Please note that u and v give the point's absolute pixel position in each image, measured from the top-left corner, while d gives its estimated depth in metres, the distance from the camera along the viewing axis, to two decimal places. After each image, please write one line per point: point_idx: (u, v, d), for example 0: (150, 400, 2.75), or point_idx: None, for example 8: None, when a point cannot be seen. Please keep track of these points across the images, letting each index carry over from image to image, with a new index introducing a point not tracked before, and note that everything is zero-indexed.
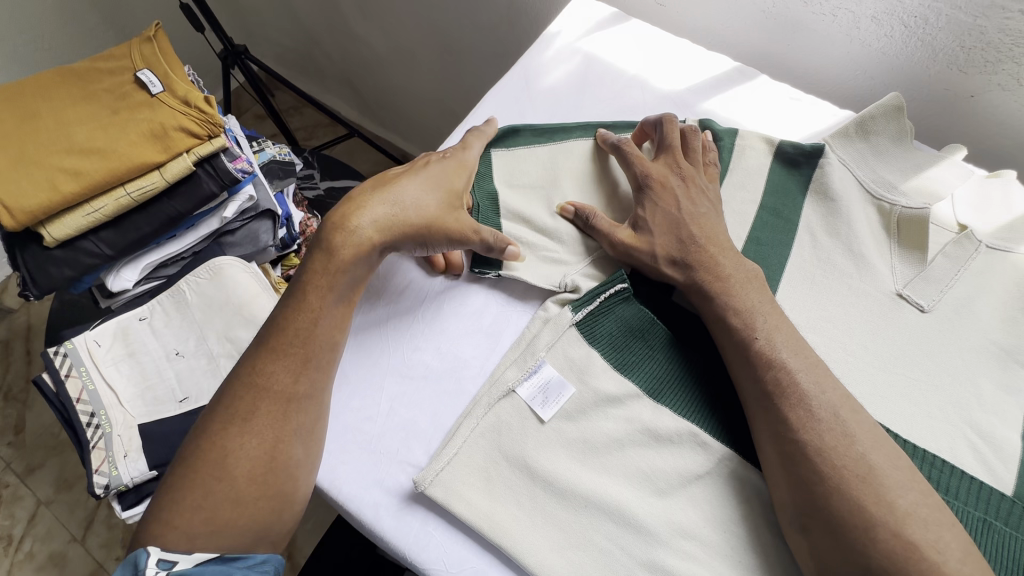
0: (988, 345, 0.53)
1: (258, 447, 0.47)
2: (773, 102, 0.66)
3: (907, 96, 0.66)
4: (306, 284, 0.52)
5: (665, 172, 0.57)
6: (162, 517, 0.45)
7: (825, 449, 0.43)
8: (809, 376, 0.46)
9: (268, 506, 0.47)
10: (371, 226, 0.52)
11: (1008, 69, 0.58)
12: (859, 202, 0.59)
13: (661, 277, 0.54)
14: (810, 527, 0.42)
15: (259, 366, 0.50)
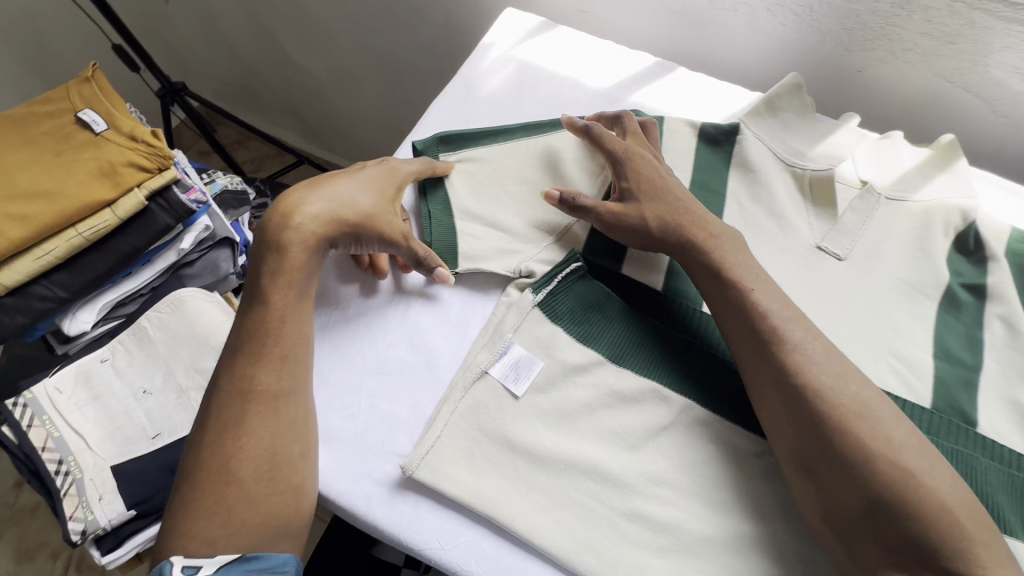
0: (896, 282, 0.60)
1: (254, 444, 0.48)
2: (693, 90, 0.73)
3: (807, 76, 0.75)
4: (265, 287, 0.53)
5: (638, 153, 0.61)
6: (180, 530, 0.46)
7: (822, 392, 0.46)
8: (794, 324, 0.50)
9: (280, 503, 0.48)
10: (315, 223, 0.54)
11: (884, 45, 0.67)
12: (775, 171, 0.66)
13: (652, 239, 0.57)
14: (816, 469, 0.45)
15: (240, 369, 0.51)
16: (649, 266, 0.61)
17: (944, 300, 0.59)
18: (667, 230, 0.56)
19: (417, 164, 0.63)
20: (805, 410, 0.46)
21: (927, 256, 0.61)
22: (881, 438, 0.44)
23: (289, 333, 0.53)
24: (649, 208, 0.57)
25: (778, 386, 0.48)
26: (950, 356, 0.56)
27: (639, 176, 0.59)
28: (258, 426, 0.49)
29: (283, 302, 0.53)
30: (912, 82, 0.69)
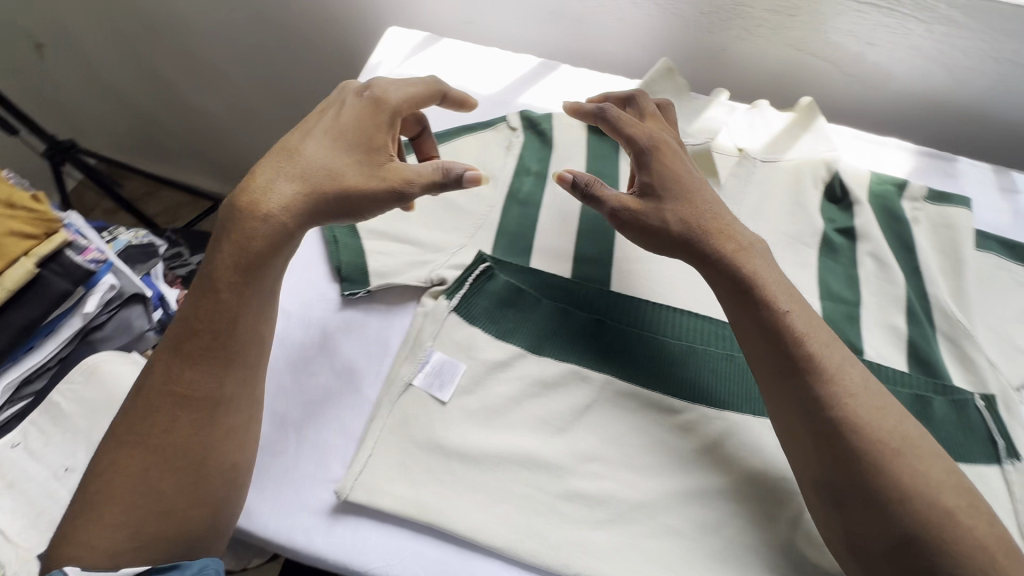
0: (779, 236, 0.65)
1: (176, 456, 0.47)
2: (577, 84, 0.77)
3: (679, 59, 0.80)
4: (215, 282, 0.49)
5: (665, 143, 0.57)
6: (83, 540, 0.45)
7: (861, 426, 0.46)
8: (833, 352, 0.50)
9: (190, 521, 0.47)
10: (278, 197, 0.49)
11: (738, 24, 0.73)
12: None
13: (673, 238, 0.53)
14: (847, 502, 0.45)
15: (167, 372, 0.49)
16: (557, 256, 0.63)
17: (822, 246, 0.65)
18: (693, 235, 0.53)
19: (392, 91, 0.56)
20: (841, 443, 0.46)
21: (802, 208, 0.67)
22: (921, 472, 0.45)
23: (232, 343, 0.50)
24: (674, 206, 0.54)
25: (810, 417, 0.48)
26: (833, 295, 0.62)
27: (663, 168, 0.55)
28: (182, 437, 0.48)
29: (228, 301, 0.49)
30: (768, 54, 0.76)
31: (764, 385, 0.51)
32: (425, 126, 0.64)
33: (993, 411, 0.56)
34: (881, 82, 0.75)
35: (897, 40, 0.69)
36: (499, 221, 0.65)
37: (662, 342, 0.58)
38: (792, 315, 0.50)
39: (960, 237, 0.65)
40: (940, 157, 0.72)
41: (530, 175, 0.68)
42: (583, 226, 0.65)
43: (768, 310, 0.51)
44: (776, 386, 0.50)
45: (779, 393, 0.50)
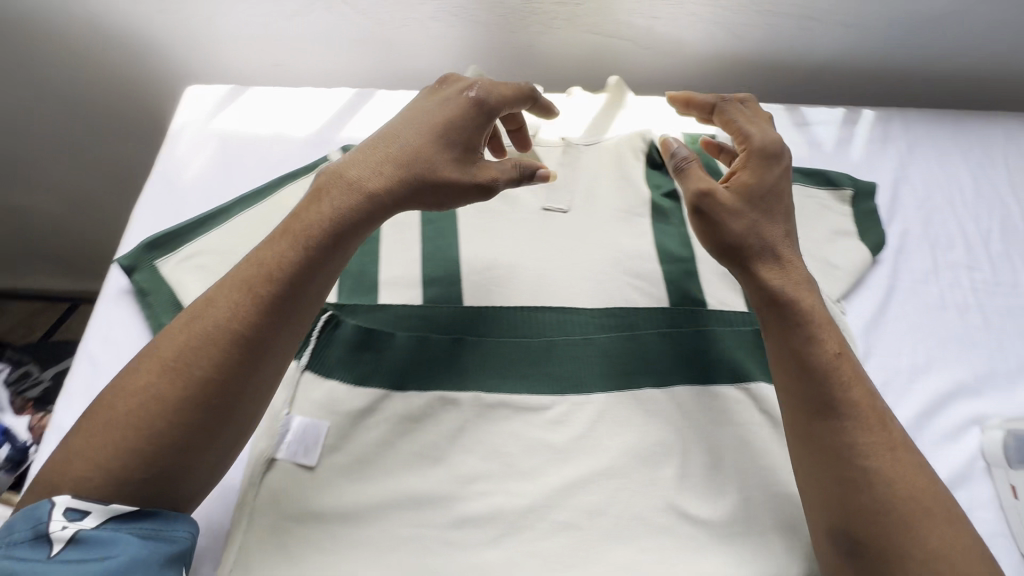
0: (614, 212, 0.68)
1: (214, 395, 0.44)
2: (396, 107, 0.76)
3: (493, 62, 0.82)
4: (296, 237, 0.49)
5: (758, 160, 0.56)
6: (86, 461, 0.42)
7: (892, 478, 0.45)
8: (876, 408, 0.48)
9: (193, 464, 0.44)
10: (376, 174, 0.51)
11: (535, 20, 0.76)
12: (486, 156, 0.71)
13: (746, 245, 0.53)
14: (862, 550, 0.44)
15: (228, 303, 0.47)
16: (405, 285, 0.63)
17: (653, 213, 0.68)
18: (751, 252, 0.52)
19: (515, 89, 0.57)
20: (866, 490, 0.45)
21: (629, 181, 0.70)
22: (946, 525, 0.43)
23: (301, 302, 0.48)
24: (743, 221, 0.53)
25: (841, 466, 0.46)
26: (671, 257, 0.66)
27: (742, 182, 0.55)
28: (224, 373, 0.45)
29: (310, 261, 0.48)
30: (571, 42, 0.79)
31: (794, 431, 0.49)
32: (523, 123, 0.64)
33: None
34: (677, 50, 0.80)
35: (675, 10, 0.74)
36: None
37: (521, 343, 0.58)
38: (840, 362, 0.49)
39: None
40: None
41: None
42: (425, 248, 0.65)
43: (820, 349, 0.49)
44: (810, 435, 0.48)
45: (812, 440, 0.48)
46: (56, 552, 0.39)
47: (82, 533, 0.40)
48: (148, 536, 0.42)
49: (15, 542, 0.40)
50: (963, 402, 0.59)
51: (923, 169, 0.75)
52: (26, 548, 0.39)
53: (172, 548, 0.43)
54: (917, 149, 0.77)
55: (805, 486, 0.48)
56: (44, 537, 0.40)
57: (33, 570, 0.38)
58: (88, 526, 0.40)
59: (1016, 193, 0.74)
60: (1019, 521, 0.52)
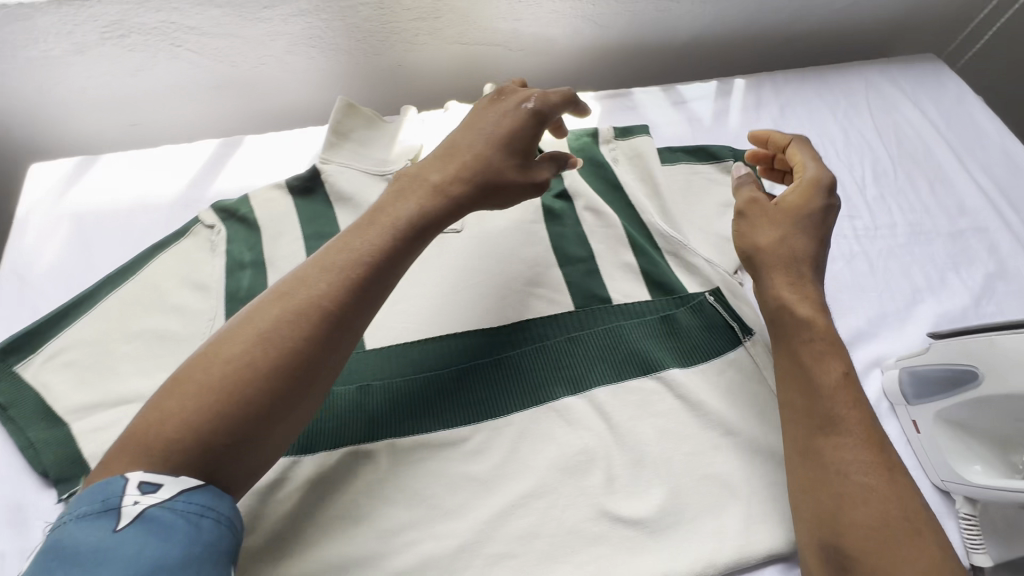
0: (508, 223, 0.67)
1: (305, 371, 0.45)
2: (266, 151, 0.72)
3: (366, 87, 0.79)
4: (382, 220, 0.52)
5: (809, 191, 0.57)
6: (175, 423, 0.41)
7: (886, 498, 0.44)
8: (875, 431, 0.47)
9: (266, 441, 0.43)
10: (458, 179, 0.55)
11: (398, 39, 0.74)
12: (368, 187, 0.68)
13: (775, 258, 0.55)
14: (849, 565, 0.43)
15: (323, 277, 0.48)
16: None
17: (547, 217, 0.68)
18: (778, 260, 0.55)
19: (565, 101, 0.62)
20: (860, 508, 0.44)
21: None
22: (935, 548, 0.42)
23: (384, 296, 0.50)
24: (775, 237, 0.56)
25: (837, 480, 0.45)
26: (570, 259, 0.66)
27: (784, 209, 0.57)
28: (316, 350, 0.45)
29: (392, 251, 0.50)
30: (441, 55, 0.77)
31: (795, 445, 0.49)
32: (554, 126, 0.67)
33: (722, 300, 0.62)
34: (548, 47, 0.79)
35: (535, 9, 0.73)
36: None
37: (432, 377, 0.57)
38: (846, 383, 0.49)
39: (650, 160, 0.72)
40: (618, 96, 0.80)
41: (245, 268, 0.63)
42: None
43: (825, 368, 0.49)
44: (810, 450, 0.47)
45: (813, 456, 0.47)
46: (122, 526, 0.37)
47: (151, 509, 0.38)
48: (206, 525, 0.39)
49: (83, 516, 0.37)
50: (860, 348, 0.62)
51: (797, 128, 0.78)
52: (96, 519, 0.37)
53: (220, 547, 0.39)
54: (789, 110, 0.80)
55: (801, 500, 0.47)
56: (114, 510, 0.37)
57: (99, 543, 0.36)
58: (160, 499, 0.38)
59: (882, 137, 0.78)
60: (922, 452, 0.55)
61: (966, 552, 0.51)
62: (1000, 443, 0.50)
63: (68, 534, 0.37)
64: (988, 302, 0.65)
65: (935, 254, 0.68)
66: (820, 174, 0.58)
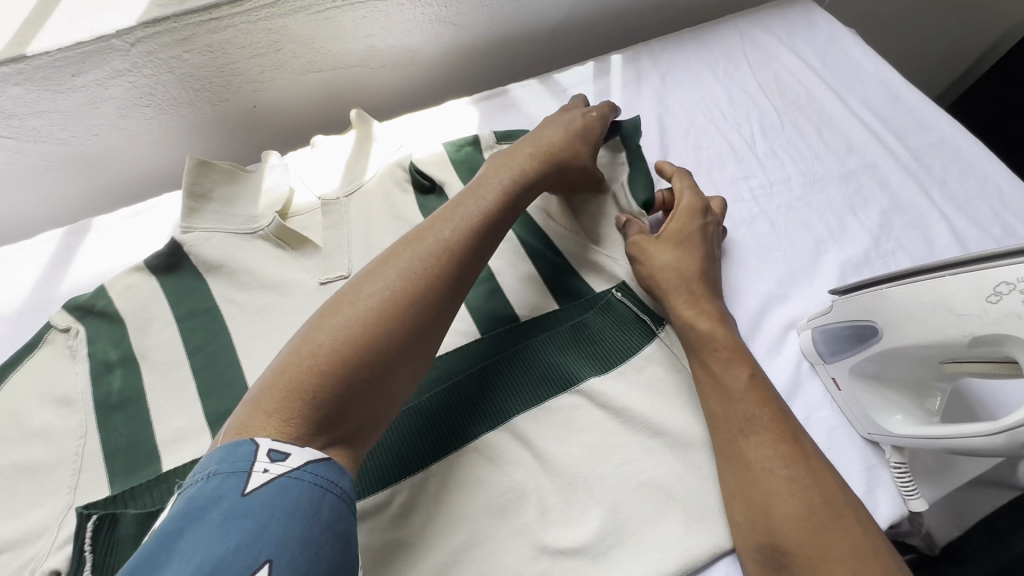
0: None
1: (422, 325, 0.47)
2: (118, 233, 0.64)
3: (224, 135, 0.73)
4: (485, 183, 0.57)
5: (686, 218, 0.63)
6: (309, 384, 0.42)
7: (807, 485, 0.46)
8: (786, 425, 0.49)
9: (383, 399, 0.45)
10: (536, 156, 0.60)
11: (243, 80, 0.67)
12: (239, 247, 0.62)
13: (668, 288, 0.59)
14: (788, 561, 0.44)
15: (434, 235, 0.51)
16: (190, 436, 0.54)
17: None
18: (671, 289, 0.59)
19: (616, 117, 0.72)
20: (787, 500, 0.46)
21: (402, 219, 0.65)
22: (857, 527, 0.44)
23: (481, 263, 0.53)
24: (668, 259, 0.60)
25: (762, 479, 0.47)
26: None
27: (670, 234, 0.62)
28: (432, 305, 0.48)
29: (488, 214, 0.54)
30: (298, 87, 0.71)
31: (719, 452, 0.50)
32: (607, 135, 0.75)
33: (629, 292, 0.60)
34: (411, 58, 0.74)
35: (385, 22, 0.68)
36: (101, 445, 0.53)
37: (395, 424, 0.53)
38: (755, 383, 0.52)
39: None
40: (495, 96, 0.76)
41: (114, 368, 0.56)
42: (201, 382, 0.56)
43: (734, 372, 0.52)
44: (734, 454, 0.49)
45: (738, 460, 0.49)
46: (249, 490, 0.36)
47: (279, 478, 0.37)
48: (327, 501, 0.37)
49: (216, 475, 0.37)
50: (774, 312, 0.61)
51: (681, 96, 0.76)
52: (226, 480, 0.36)
53: (339, 531, 0.37)
54: (670, 79, 0.78)
55: (735, 504, 0.48)
56: (244, 474, 0.36)
57: (230, 506, 0.35)
58: (289, 468, 0.37)
59: (765, 90, 0.77)
60: (847, 408, 0.54)
61: (903, 499, 0.51)
62: (912, 388, 0.50)
63: (198, 494, 0.36)
64: (887, 239, 0.65)
65: (831, 200, 0.68)
66: (695, 199, 0.64)
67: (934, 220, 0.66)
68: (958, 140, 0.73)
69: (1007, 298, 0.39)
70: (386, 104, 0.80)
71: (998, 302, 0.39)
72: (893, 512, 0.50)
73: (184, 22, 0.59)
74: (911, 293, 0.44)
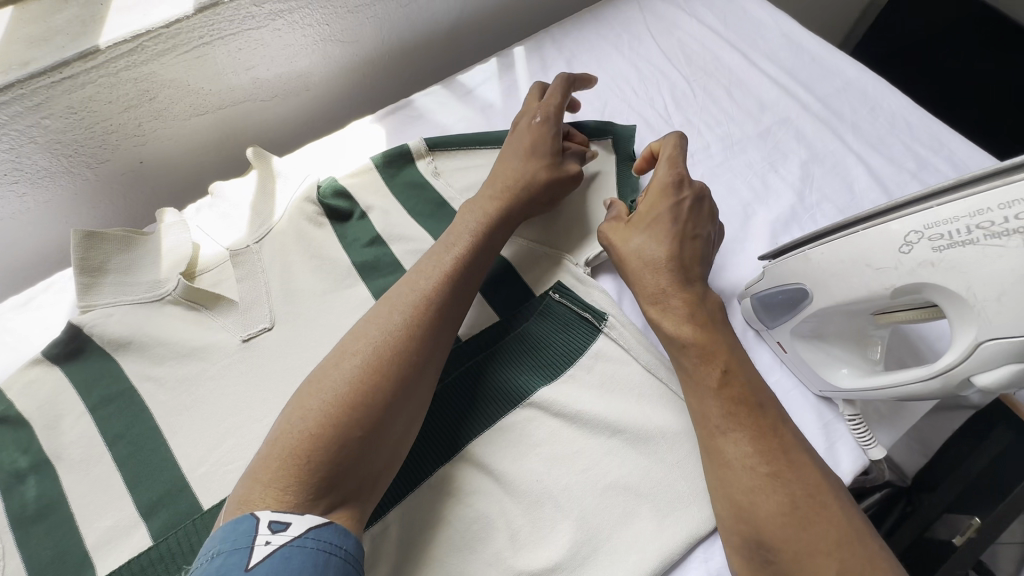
0: (322, 296, 0.59)
1: (412, 374, 0.46)
2: (8, 327, 0.59)
3: (113, 197, 0.68)
4: (459, 225, 0.56)
5: (659, 196, 0.56)
6: (304, 450, 0.40)
7: (791, 482, 0.43)
8: (764, 420, 0.46)
9: (382, 452, 0.43)
10: (502, 187, 0.59)
11: (118, 137, 0.62)
12: (147, 316, 0.57)
13: (635, 277, 0.54)
14: (775, 557, 0.41)
15: (414, 282, 0.51)
16: (122, 534, 0.49)
17: (363, 274, 0.60)
18: (636, 275, 0.54)
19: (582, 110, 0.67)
20: (770, 498, 0.43)
21: (321, 254, 0.61)
22: (842, 519, 0.42)
23: (464, 300, 0.52)
24: (629, 251, 0.55)
25: (743, 477, 0.44)
26: None
27: (637, 222, 0.56)
28: (420, 353, 0.47)
29: (464, 251, 0.53)
30: (184, 133, 0.66)
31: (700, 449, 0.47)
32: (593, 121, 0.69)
33: (567, 294, 0.58)
34: (302, 83, 0.70)
35: (264, 50, 0.64)
36: (23, 564, 0.48)
37: None
38: (730, 383, 0.47)
39: (473, 171, 0.67)
40: (400, 109, 0.73)
41: (25, 477, 0.51)
42: (126, 472, 0.51)
43: (705, 373, 0.48)
44: (713, 452, 0.46)
45: (716, 457, 0.46)
46: (254, 564, 0.33)
47: (282, 547, 0.35)
48: (334, 563, 0.36)
49: (216, 556, 0.34)
50: (719, 280, 0.60)
51: (589, 79, 0.75)
52: (229, 557, 0.34)
53: None
54: (576, 63, 0.76)
55: (717, 500, 0.46)
56: (247, 548, 0.34)
57: None
58: (292, 536, 0.36)
59: (673, 60, 0.76)
60: (794, 366, 0.54)
61: (862, 449, 0.51)
62: (854, 340, 0.50)
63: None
64: (810, 192, 0.65)
65: (752, 160, 0.68)
66: (671, 175, 0.57)
67: (852, 165, 0.67)
68: (863, 82, 0.73)
69: (917, 247, 0.39)
70: (289, 134, 0.76)
71: (910, 252, 0.40)
72: (856, 462, 0.51)
73: (33, 86, 0.53)
74: (830, 253, 0.44)
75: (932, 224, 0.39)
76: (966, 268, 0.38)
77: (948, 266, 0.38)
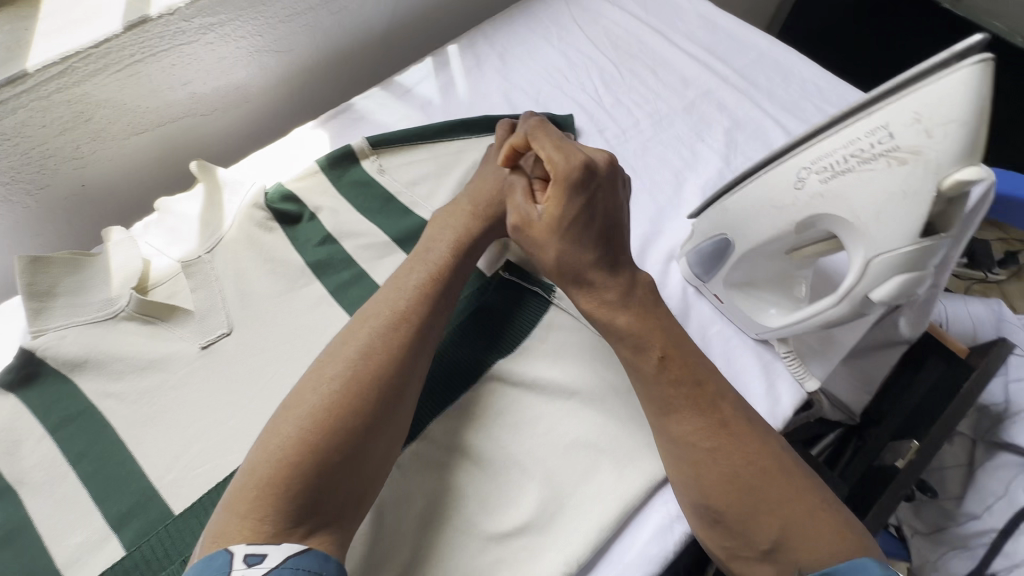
0: (277, 297, 0.60)
1: (389, 395, 0.47)
2: None
3: (57, 222, 0.67)
4: (434, 245, 0.57)
5: (562, 195, 0.50)
6: (282, 481, 0.41)
7: (731, 453, 0.46)
8: (704, 398, 0.48)
9: (360, 476, 0.45)
10: (484, 207, 0.60)
11: (56, 161, 0.62)
12: (102, 333, 0.57)
13: (563, 278, 0.53)
14: (722, 518, 0.46)
15: (388, 304, 0.52)
16: (94, 547, 0.49)
17: (318, 272, 0.62)
18: (564, 280, 0.53)
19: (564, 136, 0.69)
20: (712, 470, 0.46)
21: (273, 258, 0.62)
22: (780, 477, 0.45)
23: (439, 316, 0.53)
24: (548, 259, 0.53)
25: (686, 452, 0.47)
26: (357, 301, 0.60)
27: (546, 224, 0.52)
28: (398, 375, 0.48)
29: (437, 271, 0.55)
30: (125, 152, 0.67)
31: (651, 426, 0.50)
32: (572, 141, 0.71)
33: (517, 271, 0.61)
34: (241, 96, 0.72)
35: (198, 65, 0.65)
36: None
37: None
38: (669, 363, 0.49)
39: (417, 166, 0.69)
40: (341, 113, 0.75)
41: None
42: (93, 488, 0.51)
43: (643, 356, 0.50)
44: (660, 428, 0.49)
45: (663, 434, 0.49)
46: None
47: None
48: None
49: None
50: (658, 243, 0.64)
51: (522, 70, 0.78)
52: None
53: None
54: (508, 56, 0.79)
55: (670, 471, 0.49)
56: None
57: None
58: (270, 567, 0.38)
59: (600, 47, 0.80)
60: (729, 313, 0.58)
61: (799, 383, 0.55)
62: (779, 282, 0.54)
63: None
64: (735, 156, 0.70)
65: (679, 132, 0.72)
66: (568, 167, 0.50)
67: (770, 128, 0.72)
68: (775, 53, 0.79)
69: (808, 181, 0.44)
70: (233, 146, 0.77)
71: (803, 187, 0.44)
72: (796, 395, 0.55)
73: None
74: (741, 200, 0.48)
75: (818, 159, 0.43)
76: (847, 195, 0.42)
77: (833, 196, 0.43)
